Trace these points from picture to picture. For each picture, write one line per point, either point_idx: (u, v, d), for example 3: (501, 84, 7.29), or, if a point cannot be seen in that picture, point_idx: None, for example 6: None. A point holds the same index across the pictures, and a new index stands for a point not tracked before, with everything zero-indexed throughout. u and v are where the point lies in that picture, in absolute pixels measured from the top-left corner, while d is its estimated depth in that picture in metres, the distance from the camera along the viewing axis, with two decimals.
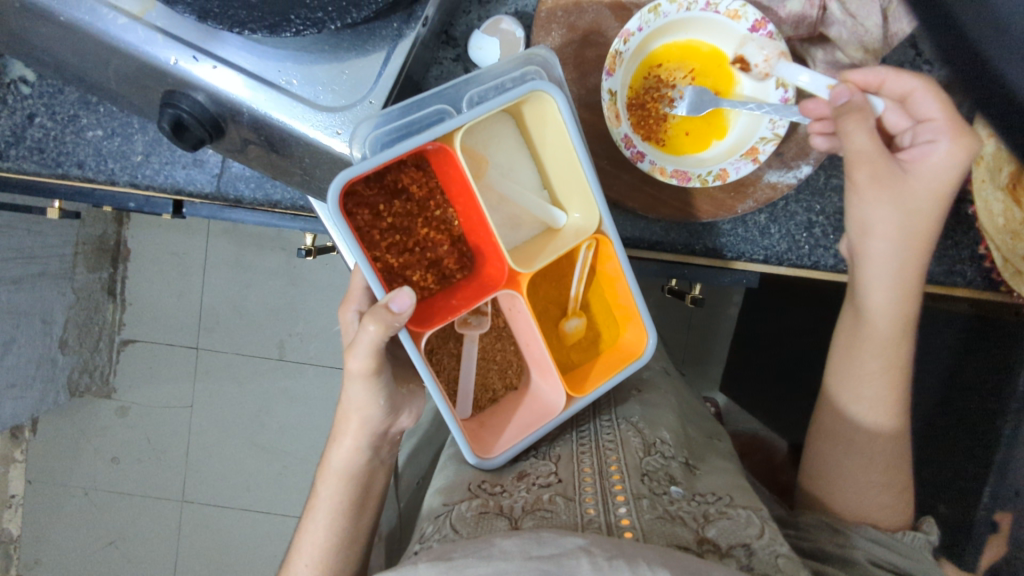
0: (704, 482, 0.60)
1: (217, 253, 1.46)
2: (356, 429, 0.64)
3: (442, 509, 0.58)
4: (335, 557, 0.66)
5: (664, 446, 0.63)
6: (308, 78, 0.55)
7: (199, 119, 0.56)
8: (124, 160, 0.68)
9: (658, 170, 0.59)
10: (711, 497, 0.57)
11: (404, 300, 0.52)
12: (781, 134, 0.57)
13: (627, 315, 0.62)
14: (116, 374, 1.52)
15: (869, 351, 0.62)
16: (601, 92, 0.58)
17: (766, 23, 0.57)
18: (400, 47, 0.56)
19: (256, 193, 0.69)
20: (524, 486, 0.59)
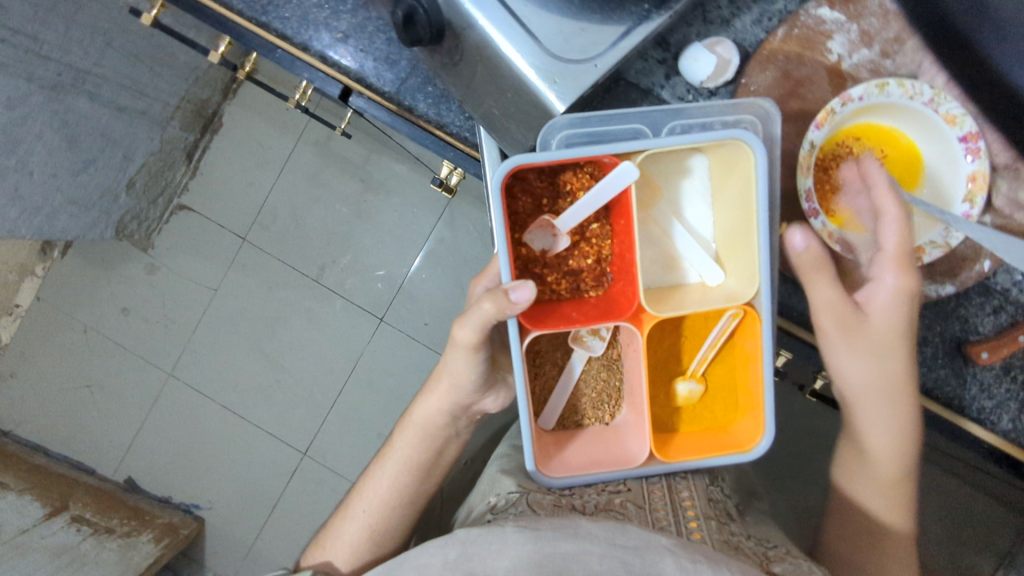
0: (761, 528, 0.63)
1: (301, 158, 1.49)
2: (444, 391, 0.73)
3: (515, 490, 0.62)
4: (394, 510, 0.76)
5: (723, 488, 0.68)
6: (549, 20, 0.56)
7: (429, 20, 0.58)
8: (324, 32, 0.70)
9: (826, 232, 0.62)
10: (774, 544, 0.59)
11: (523, 293, 0.56)
12: (952, 245, 0.62)
13: (750, 406, 0.63)
14: (160, 233, 1.52)
15: (869, 475, 0.70)
16: (804, 140, 0.61)
17: (977, 138, 0.60)
18: (642, 27, 0.57)
19: (429, 109, 0.71)
20: (593, 489, 0.62)
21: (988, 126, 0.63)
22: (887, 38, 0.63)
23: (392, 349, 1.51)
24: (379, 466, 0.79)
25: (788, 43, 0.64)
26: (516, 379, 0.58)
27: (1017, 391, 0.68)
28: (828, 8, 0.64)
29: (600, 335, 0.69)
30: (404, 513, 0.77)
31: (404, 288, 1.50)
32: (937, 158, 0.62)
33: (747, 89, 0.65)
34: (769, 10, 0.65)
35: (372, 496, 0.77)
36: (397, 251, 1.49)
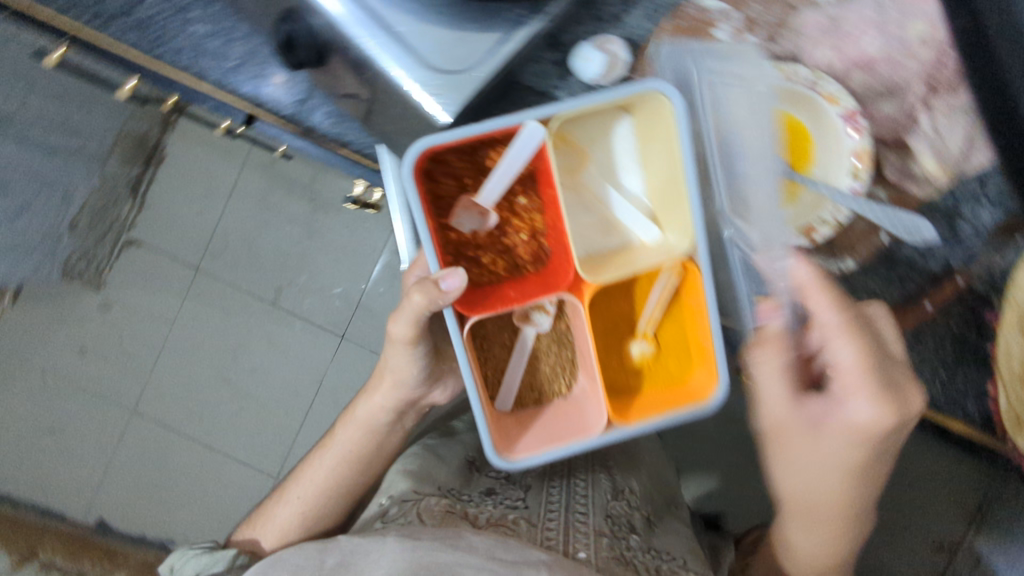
0: (660, 538, 0.67)
1: (246, 183, 1.48)
2: (387, 386, 0.74)
3: (410, 495, 0.64)
4: (332, 495, 0.77)
5: (631, 497, 0.71)
6: (424, 34, 0.57)
7: (307, 43, 0.59)
8: (218, 61, 0.70)
9: None
10: (664, 555, 0.63)
11: (454, 281, 0.56)
12: (840, 224, 0.64)
13: (703, 359, 0.61)
14: (111, 269, 1.49)
15: (816, 527, 0.67)
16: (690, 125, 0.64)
17: (859, 116, 0.62)
18: (517, 32, 0.58)
19: (330, 128, 0.72)
20: (491, 501, 0.65)
21: (874, 103, 0.63)
22: (771, 24, 0.64)
23: (356, 366, 1.49)
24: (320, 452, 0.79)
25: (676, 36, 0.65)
26: (460, 367, 0.57)
27: (932, 357, 0.69)
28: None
29: (545, 311, 0.68)
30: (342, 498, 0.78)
31: (362, 303, 1.48)
32: (824, 136, 0.64)
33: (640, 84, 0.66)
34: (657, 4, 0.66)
35: (311, 482, 0.77)
36: (353, 267, 1.48)
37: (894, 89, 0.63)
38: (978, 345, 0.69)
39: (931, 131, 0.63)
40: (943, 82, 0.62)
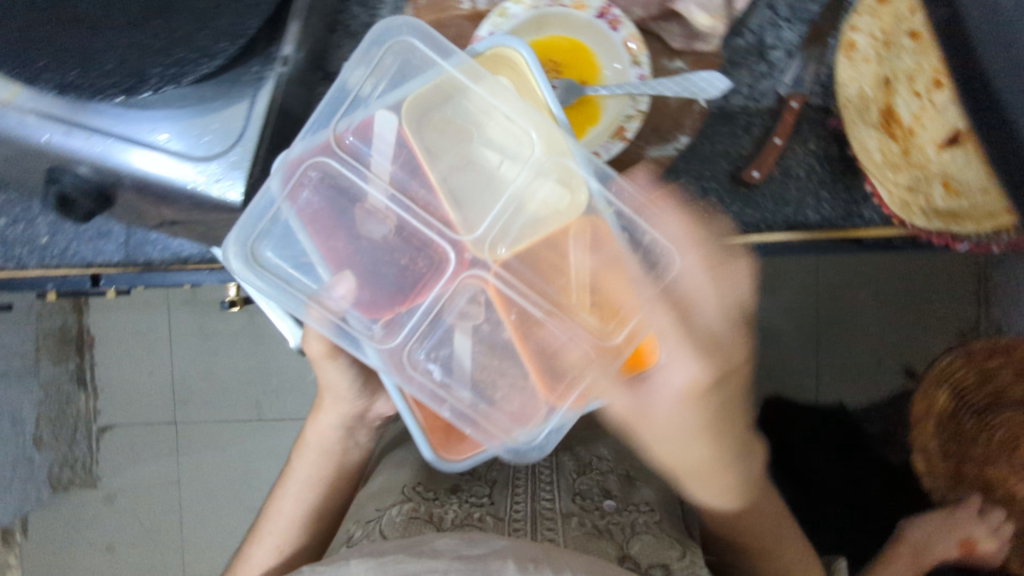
0: (640, 492, 0.68)
1: (179, 323, 1.46)
2: (329, 407, 0.69)
3: (374, 513, 0.62)
4: (306, 530, 0.71)
5: (603, 463, 0.71)
6: (179, 132, 0.56)
7: (82, 191, 0.58)
8: (32, 244, 0.70)
9: None
10: (639, 510, 0.64)
11: (342, 287, 0.56)
12: (644, 111, 0.61)
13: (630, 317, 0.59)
14: (98, 464, 1.49)
15: None
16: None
17: (611, 8, 0.60)
18: (263, 89, 0.57)
19: (164, 253, 0.71)
20: (457, 499, 0.64)
21: None
22: None
23: None
24: (281, 487, 0.73)
25: (421, 17, 0.64)
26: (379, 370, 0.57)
27: (808, 184, 0.70)
28: None
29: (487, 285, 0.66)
30: (317, 531, 0.72)
31: None
32: (597, 42, 0.62)
33: None
34: None
35: (276, 521, 0.71)
36: None
37: None
38: (843, 154, 0.69)
39: None
40: None
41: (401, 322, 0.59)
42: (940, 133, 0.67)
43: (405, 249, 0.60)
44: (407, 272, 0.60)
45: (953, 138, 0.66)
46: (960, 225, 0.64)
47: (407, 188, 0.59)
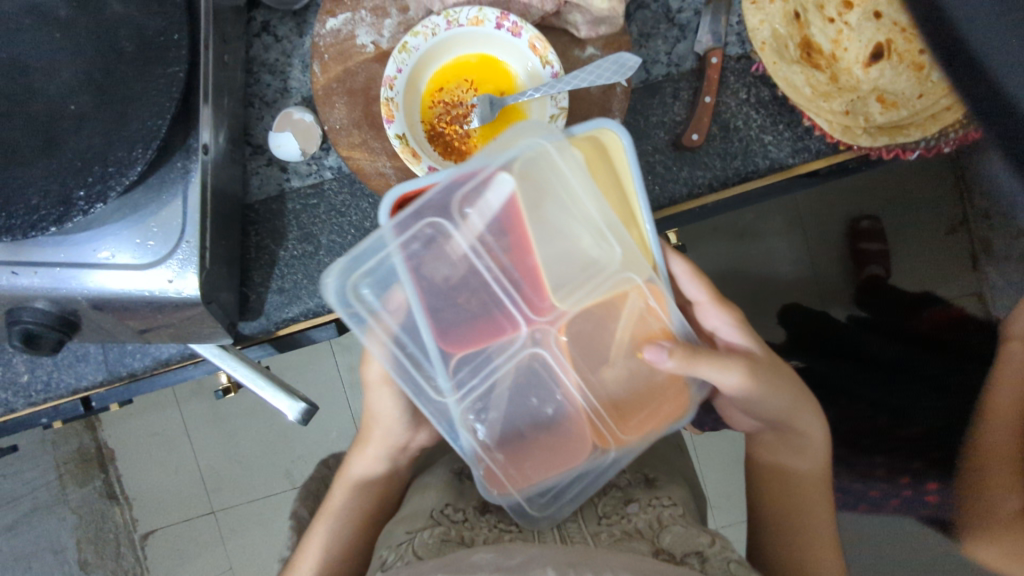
0: (662, 490, 0.64)
1: (191, 415, 1.47)
2: (377, 436, 0.68)
3: (404, 537, 0.56)
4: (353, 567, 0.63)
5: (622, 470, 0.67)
6: (121, 244, 0.56)
7: (46, 323, 0.58)
8: (14, 385, 0.70)
9: None
10: (663, 504, 0.60)
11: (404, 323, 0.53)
12: (565, 107, 0.60)
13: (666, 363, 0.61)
14: (149, 571, 1.50)
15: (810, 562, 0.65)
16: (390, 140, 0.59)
17: (507, 14, 0.59)
18: (193, 181, 0.57)
19: (145, 360, 0.70)
20: (487, 522, 0.59)
21: None
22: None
23: None
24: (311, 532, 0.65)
25: (329, 70, 0.65)
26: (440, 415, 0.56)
27: (749, 132, 0.70)
28: (331, 17, 0.64)
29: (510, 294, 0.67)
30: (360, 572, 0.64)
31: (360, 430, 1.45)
32: (503, 51, 0.63)
33: (334, 131, 0.64)
34: (305, 54, 0.69)
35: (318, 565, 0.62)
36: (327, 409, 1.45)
37: None
38: (775, 94, 0.70)
39: None
40: None
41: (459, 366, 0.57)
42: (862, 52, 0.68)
43: (478, 293, 0.57)
44: (482, 318, 0.58)
45: (877, 52, 0.68)
46: (908, 133, 0.63)
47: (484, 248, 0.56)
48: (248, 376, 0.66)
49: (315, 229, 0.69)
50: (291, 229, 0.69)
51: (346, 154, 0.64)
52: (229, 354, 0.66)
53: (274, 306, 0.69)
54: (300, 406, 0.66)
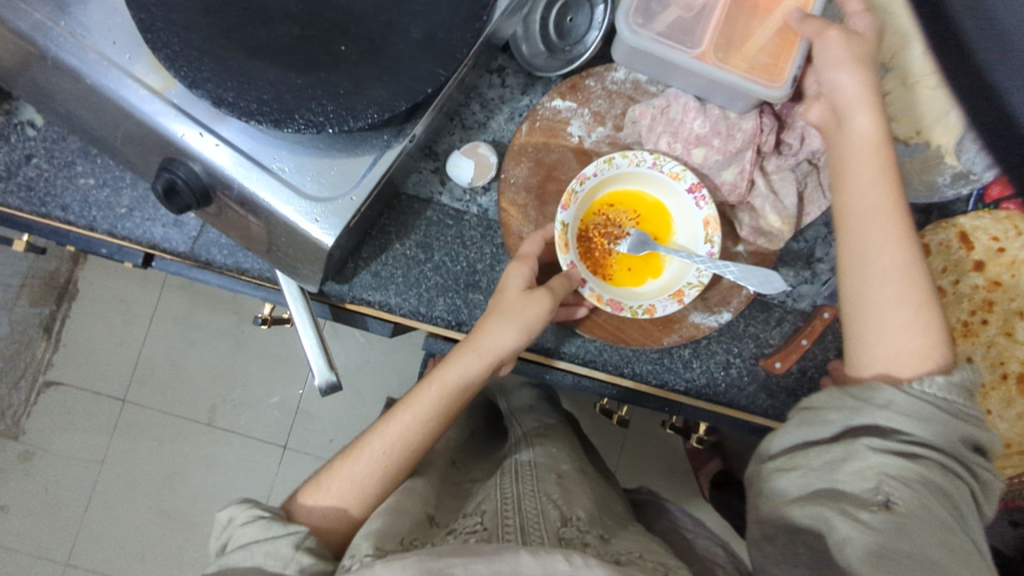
0: (620, 546, 0.58)
1: (169, 306, 1.44)
2: (476, 360, 0.65)
3: (372, 552, 0.51)
4: (376, 484, 0.62)
5: (580, 521, 0.59)
6: (299, 168, 0.61)
7: (191, 187, 0.62)
8: (108, 210, 0.73)
9: (595, 296, 0.67)
10: (623, 552, 0.56)
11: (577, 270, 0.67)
12: (704, 283, 0.67)
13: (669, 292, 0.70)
14: (29, 417, 1.43)
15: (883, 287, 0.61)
16: (555, 222, 0.67)
17: (701, 187, 0.68)
18: (386, 155, 0.63)
19: (227, 259, 0.74)
20: (451, 534, 0.55)
21: (717, 172, 0.70)
22: (615, 114, 0.72)
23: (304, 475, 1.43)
24: (368, 435, 0.65)
25: (534, 135, 0.72)
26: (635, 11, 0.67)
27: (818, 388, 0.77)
28: (561, 99, 0.72)
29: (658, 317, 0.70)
30: (387, 490, 0.63)
31: (301, 409, 1.44)
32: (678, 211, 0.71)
33: (509, 183, 0.72)
34: (518, 108, 0.76)
35: (349, 477, 0.62)
36: (287, 373, 1.44)
37: (730, 157, 0.69)
38: None
39: (767, 191, 0.70)
40: (769, 145, 0.69)
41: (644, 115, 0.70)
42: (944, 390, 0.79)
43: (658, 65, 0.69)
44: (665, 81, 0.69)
45: None
46: None
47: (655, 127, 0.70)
48: (304, 327, 0.69)
49: (436, 243, 0.74)
50: (416, 231, 0.74)
51: (504, 205, 0.72)
52: (302, 299, 0.71)
53: (362, 283, 0.73)
54: (329, 375, 0.68)
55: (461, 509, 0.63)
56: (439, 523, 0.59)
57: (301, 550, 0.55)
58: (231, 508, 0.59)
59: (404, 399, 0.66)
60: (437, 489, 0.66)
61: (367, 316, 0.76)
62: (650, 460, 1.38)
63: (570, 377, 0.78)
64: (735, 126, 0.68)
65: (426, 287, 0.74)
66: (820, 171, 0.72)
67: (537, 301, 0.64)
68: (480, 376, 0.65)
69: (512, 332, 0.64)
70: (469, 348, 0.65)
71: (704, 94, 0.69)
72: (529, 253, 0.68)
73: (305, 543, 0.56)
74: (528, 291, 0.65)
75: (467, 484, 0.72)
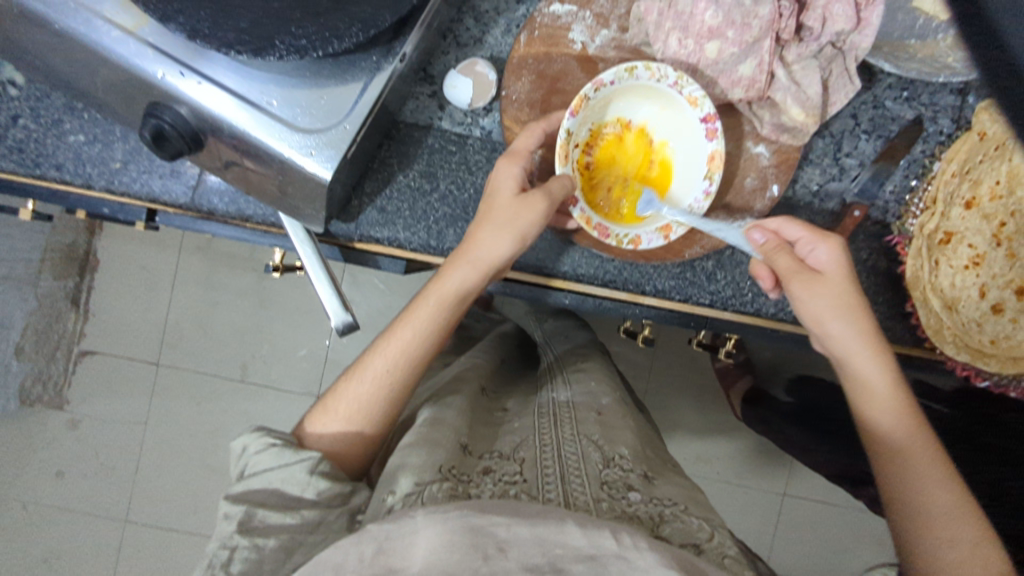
0: (663, 490, 0.57)
1: (188, 268, 1.43)
2: (467, 275, 0.63)
3: (413, 489, 0.50)
4: (383, 405, 0.60)
5: (622, 460, 0.59)
6: (288, 100, 0.58)
7: (180, 131, 0.58)
8: (103, 166, 0.72)
9: (585, 218, 0.66)
10: (667, 501, 0.54)
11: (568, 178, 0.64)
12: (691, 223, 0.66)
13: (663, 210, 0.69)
14: (69, 386, 1.46)
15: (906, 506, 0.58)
16: (561, 129, 0.65)
17: (716, 119, 0.65)
18: (376, 79, 0.59)
19: (229, 207, 0.73)
20: (491, 479, 0.53)
21: (734, 66, 0.65)
22: (620, 14, 0.67)
23: None
24: (370, 354, 0.63)
25: (533, 46, 0.68)
26: None
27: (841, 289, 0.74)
28: (559, 3, 0.67)
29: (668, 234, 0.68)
30: (396, 404, 0.61)
31: (331, 359, 1.45)
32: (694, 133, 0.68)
33: (510, 100, 0.68)
34: (514, 19, 0.71)
35: (355, 397, 0.60)
36: (311, 325, 1.44)
37: (748, 48, 0.64)
38: (889, 269, 0.77)
39: (790, 82, 0.65)
40: (789, 32, 0.63)
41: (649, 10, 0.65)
42: (1005, 281, 0.71)
43: None
44: None
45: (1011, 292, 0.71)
46: (986, 362, 0.70)
47: (660, 23, 0.65)
48: (309, 260, 0.68)
49: (441, 171, 0.72)
50: (419, 161, 0.71)
51: (507, 125, 0.69)
52: (310, 242, 0.70)
53: (369, 220, 0.71)
54: (345, 316, 0.67)
55: (496, 441, 0.61)
56: (473, 453, 0.58)
57: (317, 474, 0.54)
58: (245, 436, 0.58)
59: (401, 316, 0.64)
60: (469, 415, 0.64)
61: (378, 255, 0.74)
62: (682, 382, 1.37)
63: (589, 300, 0.76)
64: (751, 12, 0.62)
65: (434, 219, 0.72)
66: (845, 55, 0.66)
67: (531, 205, 0.61)
68: (478, 285, 0.63)
69: (505, 239, 0.62)
70: (463, 260, 0.63)
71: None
72: (524, 149, 0.64)
73: (319, 468, 0.55)
74: (521, 195, 0.62)
75: (498, 413, 0.70)
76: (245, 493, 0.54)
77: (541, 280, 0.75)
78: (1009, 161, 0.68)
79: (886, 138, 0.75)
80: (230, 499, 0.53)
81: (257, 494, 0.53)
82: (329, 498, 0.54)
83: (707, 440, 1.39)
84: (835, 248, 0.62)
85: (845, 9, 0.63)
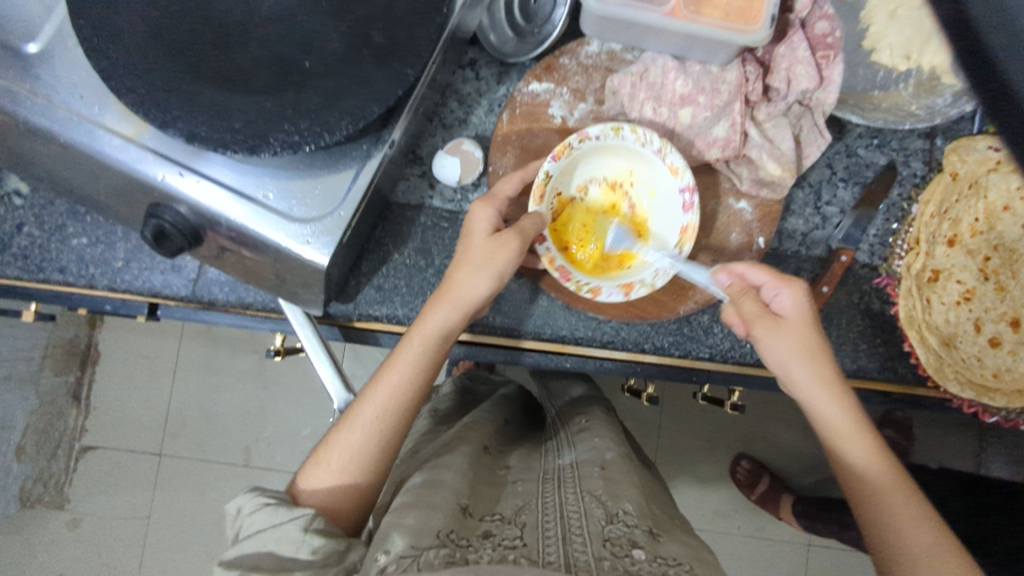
0: (669, 547, 0.55)
1: (190, 355, 1.43)
2: (449, 313, 0.64)
3: (407, 551, 0.49)
4: (376, 452, 0.59)
5: (627, 515, 0.57)
6: (283, 192, 0.60)
7: (179, 228, 0.60)
8: (104, 266, 0.74)
9: (548, 257, 0.67)
10: (671, 560, 0.52)
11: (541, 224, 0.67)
12: (655, 284, 0.67)
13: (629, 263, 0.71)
14: (71, 484, 1.43)
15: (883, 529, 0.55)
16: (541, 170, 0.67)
17: (694, 191, 0.67)
18: (367, 166, 0.62)
19: (229, 295, 0.74)
20: (490, 544, 0.51)
21: (708, 129, 0.68)
22: (595, 88, 0.71)
23: None
24: (358, 405, 0.62)
25: (514, 123, 0.71)
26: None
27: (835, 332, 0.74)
28: (537, 81, 0.71)
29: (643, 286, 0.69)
30: (389, 454, 0.60)
31: None
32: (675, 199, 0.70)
33: (497, 175, 0.71)
34: (496, 99, 0.75)
35: (347, 448, 0.59)
36: (316, 404, 1.43)
37: (718, 111, 0.68)
38: (884, 309, 0.78)
39: (763, 140, 0.68)
40: (757, 93, 0.67)
41: (620, 84, 0.68)
42: (998, 314, 0.72)
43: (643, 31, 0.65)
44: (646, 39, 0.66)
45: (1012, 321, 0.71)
46: (992, 397, 0.70)
47: (631, 92, 0.69)
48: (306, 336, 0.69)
49: (434, 248, 0.74)
50: (413, 239, 0.74)
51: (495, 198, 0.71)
52: (309, 324, 0.70)
53: (367, 299, 0.73)
54: (346, 396, 0.67)
55: (499, 504, 0.60)
56: (474, 515, 0.56)
57: (311, 531, 0.53)
58: (239, 497, 0.57)
59: (386, 362, 0.63)
60: (472, 475, 0.63)
61: (378, 332, 0.75)
62: (691, 435, 1.36)
63: (590, 361, 0.77)
64: (720, 79, 0.67)
65: (430, 293, 0.73)
66: (813, 111, 0.69)
67: (507, 243, 0.63)
68: (459, 325, 0.64)
69: (487, 278, 0.64)
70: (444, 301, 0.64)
71: (682, 52, 0.67)
72: (501, 195, 0.67)
73: (314, 524, 0.54)
74: (495, 235, 0.64)
75: (503, 471, 0.70)
76: (240, 557, 0.52)
77: (541, 346, 0.76)
78: (985, 199, 0.72)
79: (862, 184, 0.78)
80: (223, 565, 0.52)
81: (253, 558, 0.52)
82: (325, 557, 0.53)
83: (724, 494, 1.36)
84: (796, 292, 0.62)
85: (807, 70, 0.67)
